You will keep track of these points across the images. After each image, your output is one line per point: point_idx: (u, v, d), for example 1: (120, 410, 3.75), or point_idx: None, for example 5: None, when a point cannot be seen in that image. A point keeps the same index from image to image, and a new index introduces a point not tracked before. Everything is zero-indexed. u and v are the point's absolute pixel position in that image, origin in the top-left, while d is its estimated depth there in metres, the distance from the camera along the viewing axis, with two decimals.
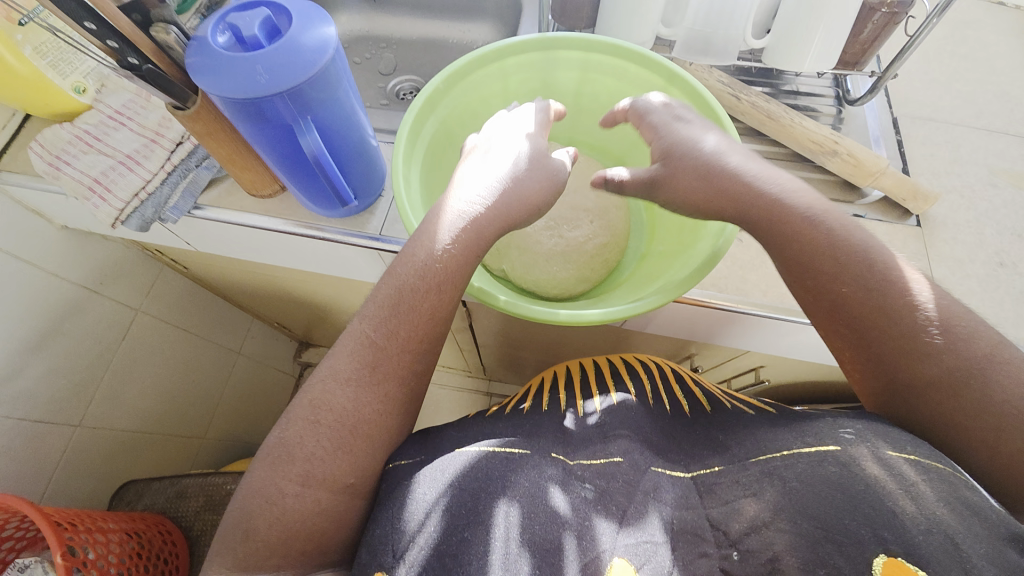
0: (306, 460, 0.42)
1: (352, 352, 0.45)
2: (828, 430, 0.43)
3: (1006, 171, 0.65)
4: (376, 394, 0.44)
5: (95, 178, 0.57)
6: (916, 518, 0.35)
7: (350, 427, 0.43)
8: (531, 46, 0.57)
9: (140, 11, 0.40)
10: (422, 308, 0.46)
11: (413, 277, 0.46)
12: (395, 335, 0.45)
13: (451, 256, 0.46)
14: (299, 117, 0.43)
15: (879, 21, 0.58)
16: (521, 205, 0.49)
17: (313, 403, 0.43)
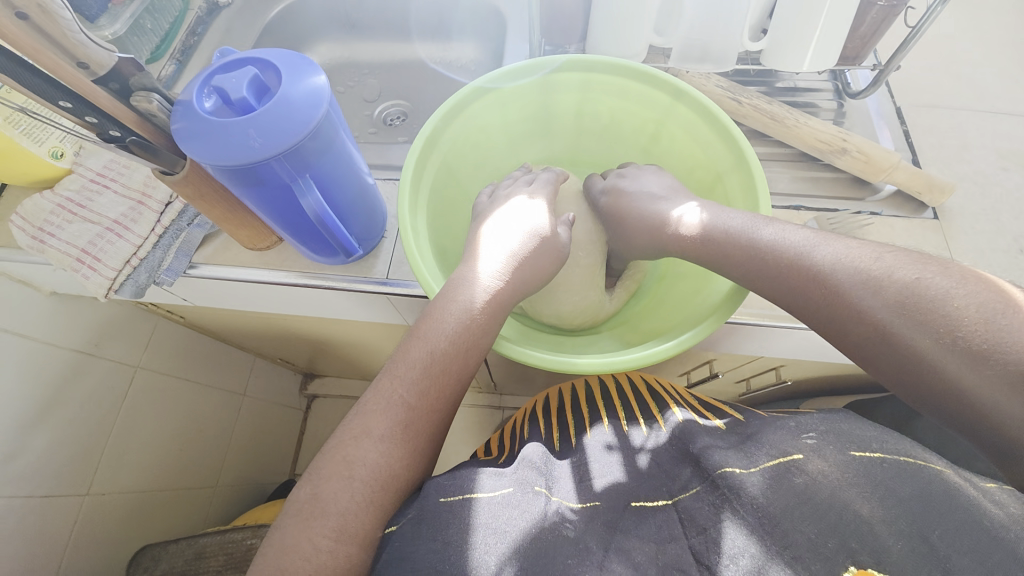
0: (339, 515, 0.39)
1: (385, 408, 0.43)
2: (793, 438, 0.45)
3: (1016, 153, 0.65)
4: (410, 448, 0.43)
5: (82, 248, 0.54)
6: (909, 521, 0.38)
7: (384, 481, 0.41)
8: (528, 73, 0.56)
9: (118, 80, 0.37)
10: (451, 369, 0.45)
11: (447, 330, 0.45)
12: (428, 393, 0.44)
13: (478, 319, 0.46)
14: (296, 176, 0.41)
15: (878, 15, 0.57)
16: (533, 282, 0.51)
17: (346, 456, 0.41)
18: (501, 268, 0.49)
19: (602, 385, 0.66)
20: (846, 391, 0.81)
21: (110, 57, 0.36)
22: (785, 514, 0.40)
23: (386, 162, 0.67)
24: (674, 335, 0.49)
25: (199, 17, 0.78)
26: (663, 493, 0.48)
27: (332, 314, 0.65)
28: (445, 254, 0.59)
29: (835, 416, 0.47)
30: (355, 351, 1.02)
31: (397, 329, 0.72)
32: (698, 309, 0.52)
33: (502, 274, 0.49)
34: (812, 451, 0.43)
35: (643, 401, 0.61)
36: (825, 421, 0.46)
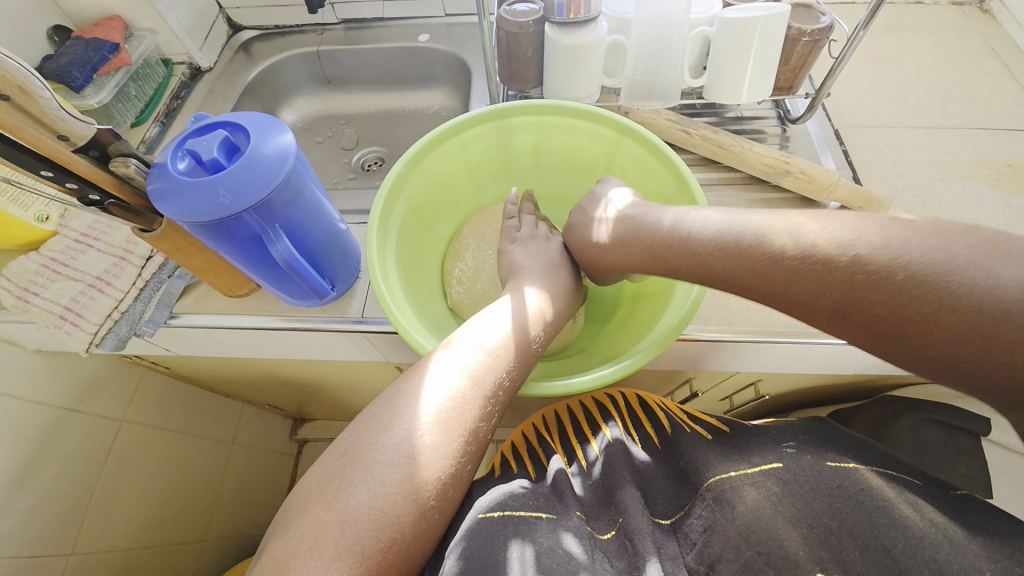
0: (419, 500, 0.38)
1: (470, 402, 0.42)
2: (774, 448, 0.50)
3: (951, 164, 0.69)
4: (459, 467, 0.41)
5: (66, 305, 0.56)
6: (870, 533, 0.42)
7: (446, 476, 0.40)
8: (483, 118, 0.60)
9: (98, 148, 0.40)
10: (521, 372, 0.46)
11: (519, 336, 0.47)
12: (506, 392, 0.44)
13: (538, 332, 0.48)
14: (267, 226, 0.43)
15: (804, 48, 0.62)
16: (536, 351, 0.48)
17: (396, 451, 0.39)
18: (500, 336, 0.46)
19: (598, 401, 0.67)
20: (824, 401, 0.83)
21: (89, 129, 0.39)
22: (769, 507, 0.45)
23: (361, 207, 0.71)
24: (645, 344, 0.51)
25: (183, 82, 0.83)
26: (664, 513, 0.50)
27: (312, 356, 0.66)
28: (418, 293, 0.61)
29: (812, 432, 0.53)
30: (341, 391, 1.02)
31: (379, 366, 0.74)
32: (665, 315, 0.54)
33: (506, 340, 0.46)
34: (791, 462, 0.48)
35: (636, 418, 0.61)
36: (805, 434, 0.52)
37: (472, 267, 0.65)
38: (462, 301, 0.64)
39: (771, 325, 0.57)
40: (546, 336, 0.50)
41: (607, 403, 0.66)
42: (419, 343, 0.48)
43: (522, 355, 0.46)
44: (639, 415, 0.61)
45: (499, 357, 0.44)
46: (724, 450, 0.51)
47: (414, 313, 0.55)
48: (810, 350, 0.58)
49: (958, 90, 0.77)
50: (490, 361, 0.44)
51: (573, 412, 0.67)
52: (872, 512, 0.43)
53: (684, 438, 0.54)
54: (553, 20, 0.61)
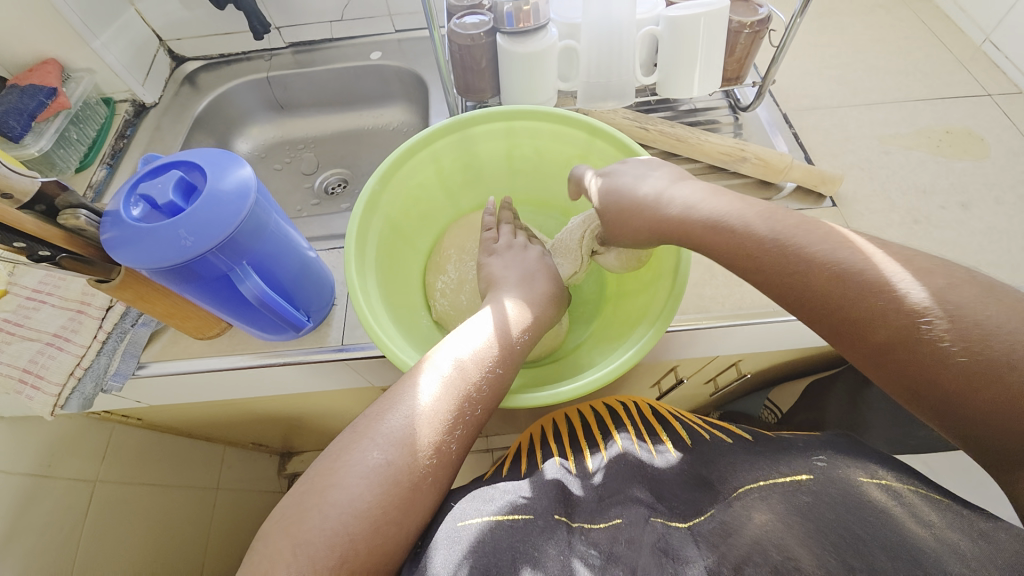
0: (375, 517, 0.37)
1: (433, 417, 0.41)
2: (805, 461, 0.48)
3: (892, 137, 0.73)
4: (422, 488, 0.39)
5: (24, 368, 0.53)
6: (885, 537, 0.39)
7: (409, 494, 0.38)
8: (451, 129, 0.60)
9: (44, 202, 0.39)
10: (494, 387, 0.45)
11: (491, 350, 0.46)
12: (476, 406, 0.43)
13: (511, 344, 0.47)
14: (234, 265, 0.42)
15: (746, 39, 0.64)
16: (510, 364, 0.47)
17: (358, 467, 0.38)
18: (470, 347, 0.45)
19: (609, 410, 0.70)
20: (802, 373, 0.86)
21: (33, 183, 0.38)
22: (780, 527, 0.43)
23: (329, 232, 0.69)
24: (633, 342, 0.52)
25: (127, 120, 0.80)
26: (680, 517, 0.50)
27: (294, 390, 0.64)
28: (400, 310, 0.60)
29: (840, 442, 0.50)
30: (326, 420, 1.00)
31: (365, 392, 0.72)
32: (647, 314, 0.55)
33: (477, 353, 0.45)
34: (819, 473, 0.46)
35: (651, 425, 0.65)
36: (831, 444, 0.50)
37: (455, 278, 0.64)
38: (448, 314, 0.63)
39: (746, 308, 0.59)
40: (521, 349, 0.48)
41: (620, 412, 0.69)
42: (406, 362, 0.48)
43: (498, 365, 0.45)
44: (654, 424, 0.65)
45: (468, 369, 0.44)
46: (748, 457, 0.52)
47: (398, 331, 0.54)
48: (786, 328, 0.60)
49: (894, 66, 0.82)
50: (459, 373, 0.43)
51: (585, 418, 0.71)
52: (888, 523, 0.40)
53: (705, 454, 0.56)
54: (504, 30, 0.62)
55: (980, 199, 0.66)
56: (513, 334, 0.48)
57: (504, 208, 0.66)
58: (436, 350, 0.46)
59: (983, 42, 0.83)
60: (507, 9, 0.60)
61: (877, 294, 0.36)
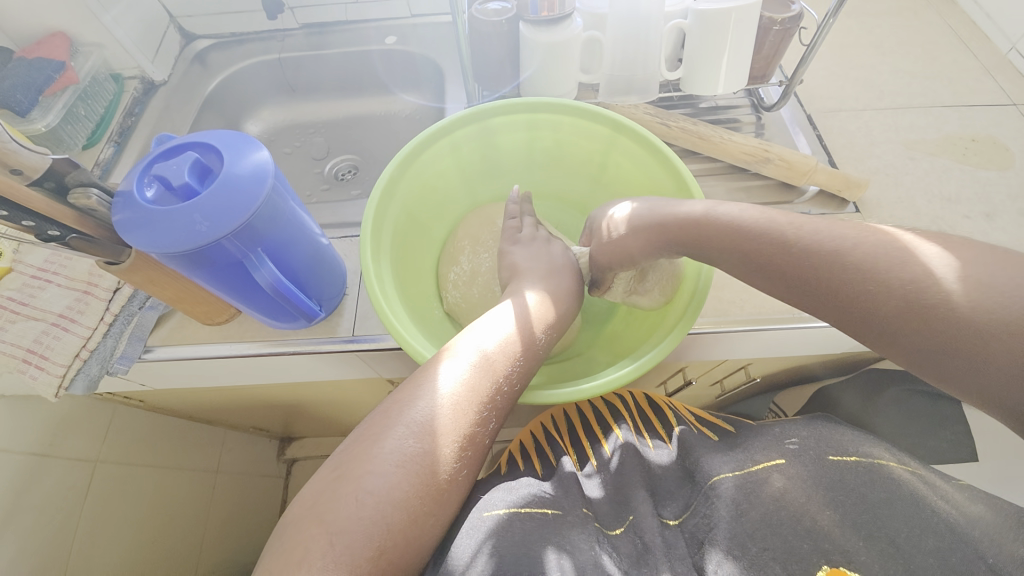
0: (409, 507, 0.36)
1: (462, 408, 0.40)
2: (776, 445, 0.49)
3: (918, 142, 0.71)
4: (454, 478, 0.39)
5: (28, 348, 0.52)
6: (874, 524, 0.42)
7: (440, 486, 0.38)
8: (473, 118, 0.59)
9: (54, 179, 0.37)
10: (520, 377, 0.44)
11: (517, 341, 0.45)
12: (503, 396, 0.42)
13: (536, 337, 0.47)
14: (249, 252, 0.41)
15: (775, 37, 0.62)
16: (535, 355, 0.46)
17: (388, 459, 0.37)
18: (497, 338, 0.44)
19: (608, 403, 0.70)
20: (811, 379, 0.85)
21: (44, 160, 0.36)
22: (796, 492, 0.45)
23: (340, 220, 0.68)
24: (652, 345, 0.51)
25: (136, 97, 0.78)
26: (670, 513, 0.49)
27: (301, 379, 0.64)
28: (412, 299, 0.59)
29: (816, 422, 0.51)
30: (328, 408, 0.99)
31: (371, 383, 0.71)
32: (666, 321, 0.54)
33: (502, 344, 0.44)
34: (794, 457, 0.47)
35: (646, 417, 0.65)
36: (807, 427, 0.50)
37: (469, 271, 0.63)
38: (460, 307, 0.62)
39: (765, 312, 0.58)
40: (546, 343, 0.48)
41: (618, 404, 0.69)
42: (421, 353, 0.47)
43: (524, 356, 0.45)
44: (650, 417, 0.64)
45: (494, 359, 0.43)
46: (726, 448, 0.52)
47: (411, 321, 0.53)
48: (804, 333, 0.59)
49: (919, 70, 0.80)
50: (485, 364, 0.42)
51: (583, 411, 0.70)
52: (883, 503, 0.43)
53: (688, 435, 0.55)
54: (527, 18, 0.60)
55: (1004, 210, 0.65)
56: (538, 326, 0.48)
57: (525, 199, 0.64)
58: (462, 341, 0.44)
59: (1009, 51, 0.81)
60: None
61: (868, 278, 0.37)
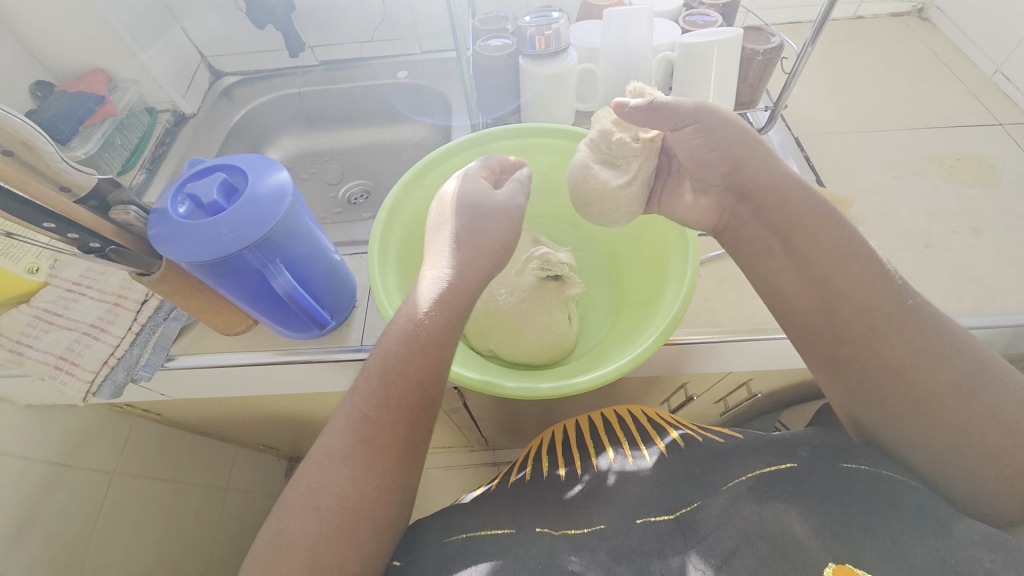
0: (318, 533, 0.38)
1: (345, 428, 0.41)
2: (788, 450, 0.49)
3: (904, 162, 0.74)
4: (363, 487, 0.40)
5: (61, 355, 0.56)
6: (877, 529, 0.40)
7: (351, 509, 0.39)
8: (470, 143, 0.64)
9: (96, 198, 0.43)
10: (408, 373, 0.42)
11: (395, 333, 0.43)
12: (387, 404, 0.42)
13: (431, 320, 0.44)
14: (268, 263, 0.45)
15: (759, 66, 0.67)
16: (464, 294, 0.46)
17: (300, 489, 0.40)
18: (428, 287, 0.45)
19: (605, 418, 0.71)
20: (812, 394, 0.86)
21: (90, 179, 0.42)
22: (779, 508, 0.44)
23: (352, 238, 0.72)
24: (639, 342, 0.53)
25: (167, 129, 0.86)
26: (665, 510, 0.51)
27: (311, 389, 0.66)
28: None
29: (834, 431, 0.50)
30: None
31: None
32: (648, 326, 0.55)
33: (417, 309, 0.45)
34: (806, 463, 0.47)
35: (644, 432, 0.65)
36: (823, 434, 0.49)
37: None
38: (462, 317, 0.64)
39: (755, 323, 0.60)
40: (454, 321, 0.45)
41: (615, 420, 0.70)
42: None
43: (437, 311, 0.44)
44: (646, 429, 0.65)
45: (398, 325, 0.44)
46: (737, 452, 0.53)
47: None
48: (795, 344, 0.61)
49: (904, 94, 0.84)
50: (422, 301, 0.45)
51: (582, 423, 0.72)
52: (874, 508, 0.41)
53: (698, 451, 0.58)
54: (527, 52, 0.65)
55: (991, 225, 0.67)
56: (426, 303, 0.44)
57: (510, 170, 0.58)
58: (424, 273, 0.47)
59: (994, 73, 0.85)
60: (530, 33, 0.63)
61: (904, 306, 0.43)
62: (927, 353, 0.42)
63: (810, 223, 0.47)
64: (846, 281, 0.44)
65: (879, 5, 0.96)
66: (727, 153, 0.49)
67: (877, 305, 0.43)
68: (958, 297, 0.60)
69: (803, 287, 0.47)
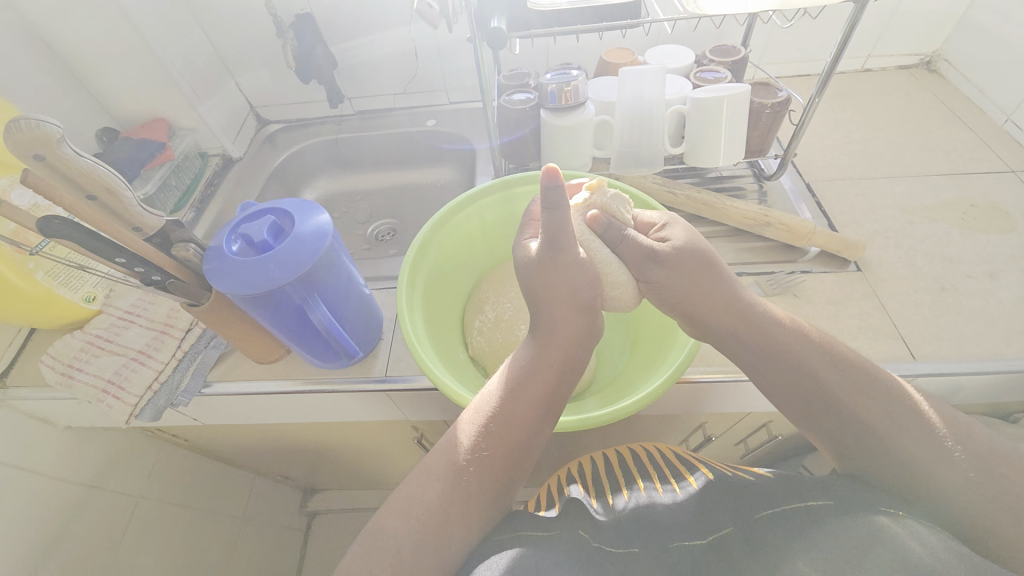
0: (402, 541, 0.41)
1: (445, 450, 0.46)
2: (820, 490, 0.43)
3: (916, 208, 0.76)
4: (449, 506, 0.43)
5: (108, 379, 0.60)
6: (865, 553, 0.35)
7: (436, 522, 0.42)
8: (493, 188, 0.69)
9: (161, 236, 0.47)
10: (511, 414, 0.47)
11: (502, 377, 0.49)
12: (488, 436, 0.46)
13: (530, 369, 0.49)
14: (307, 297, 0.49)
15: (768, 117, 0.71)
16: (558, 350, 0.51)
17: (395, 499, 0.44)
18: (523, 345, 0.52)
19: (634, 457, 0.71)
20: None
21: (159, 220, 0.47)
22: (785, 540, 0.40)
23: (380, 274, 0.76)
24: (654, 378, 0.54)
25: (216, 171, 0.93)
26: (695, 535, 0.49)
27: (335, 418, 0.69)
28: (440, 343, 0.64)
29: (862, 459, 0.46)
30: (352, 457, 1.02)
31: (397, 427, 0.75)
32: (663, 362, 0.56)
33: (516, 360, 0.50)
34: (836, 500, 0.41)
35: (672, 469, 0.65)
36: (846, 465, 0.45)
37: (492, 318, 0.67)
38: (483, 350, 0.66)
39: None
40: (552, 374, 0.49)
41: (643, 459, 0.70)
42: (444, 385, 0.52)
43: (533, 362, 0.49)
44: (677, 466, 0.65)
45: (501, 375, 0.50)
46: (768, 484, 0.49)
47: (438, 358, 0.58)
48: None
49: (914, 142, 0.86)
50: (504, 370, 0.50)
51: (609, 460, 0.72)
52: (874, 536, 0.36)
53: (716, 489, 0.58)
54: (548, 106, 0.70)
55: (1008, 269, 0.67)
56: (525, 353, 0.50)
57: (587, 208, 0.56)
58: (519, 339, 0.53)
59: (1003, 123, 0.87)
60: (551, 89, 0.68)
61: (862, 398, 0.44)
62: (902, 417, 0.43)
63: (761, 337, 0.49)
64: (812, 381, 0.46)
65: (887, 60, 1.00)
66: (688, 268, 0.50)
67: (852, 400, 0.45)
68: (976, 341, 0.60)
69: (793, 400, 0.47)
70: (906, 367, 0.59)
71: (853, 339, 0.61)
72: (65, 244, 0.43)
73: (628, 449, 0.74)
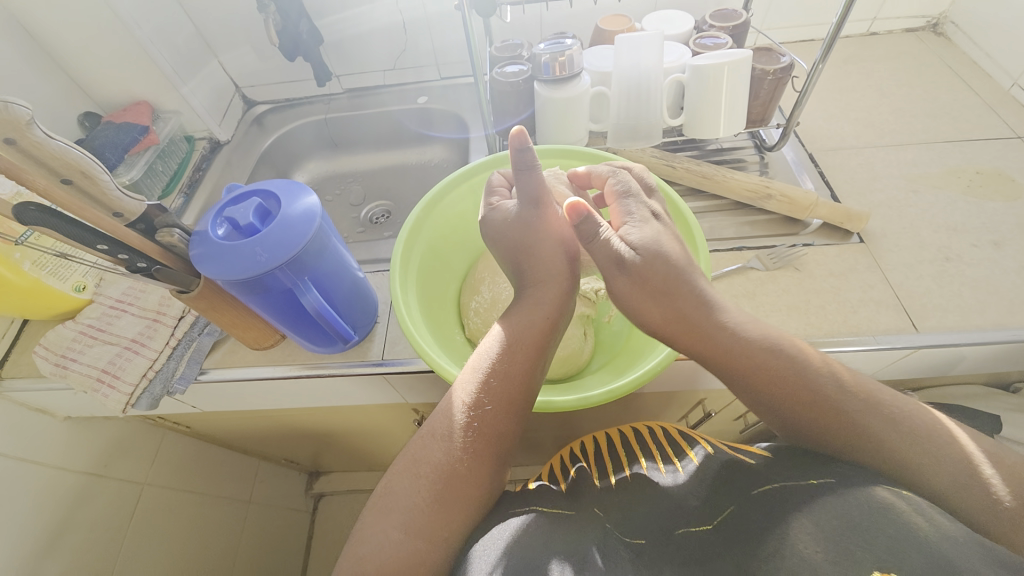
0: (413, 502, 0.42)
1: (446, 411, 0.46)
2: (816, 464, 0.43)
3: (921, 176, 0.74)
4: (455, 466, 0.43)
5: (102, 368, 0.60)
6: (873, 539, 0.35)
7: (444, 483, 0.43)
8: (486, 165, 0.67)
9: (145, 222, 0.46)
10: (509, 370, 0.46)
11: (497, 333, 0.48)
12: (487, 394, 0.45)
13: (525, 325, 0.48)
14: (298, 281, 0.48)
15: (770, 85, 0.68)
16: (553, 302, 0.50)
17: (402, 462, 0.44)
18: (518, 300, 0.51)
19: (635, 433, 0.71)
20: None
21: (140, 205, 0.45)
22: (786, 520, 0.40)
23: (374, 256, 0.75)
24: (653, 355, 0.53)
25: (203, 155, 0.91)
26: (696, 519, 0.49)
27: (334, 402, 0.68)
28: (437, 325, 0.64)
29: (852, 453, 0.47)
30: (354, 440, 1.03)
31: (396, 410, 0.75)
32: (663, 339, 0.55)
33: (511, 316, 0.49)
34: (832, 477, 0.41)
35: (673, 445, 0.64)
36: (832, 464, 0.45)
37: (489, 299, 0.66)
38: (480, 332, 0.65)
39: None
40: (548, 328, 0.49)
41: (644, 434, 0.69)
42: (440, 366, 0.51)
43: (529, 318, 0.49)
44: (678, 442, 0.64)
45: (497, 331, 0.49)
46: (766, 460, 0.48)
47: (434, 341, 0.57)
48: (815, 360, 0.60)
49: (920, 109, 0.84)
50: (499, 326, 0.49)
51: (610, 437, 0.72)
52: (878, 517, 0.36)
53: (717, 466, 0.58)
54: (542, 78, 0.67)
55: (1014, 238, 0.66)
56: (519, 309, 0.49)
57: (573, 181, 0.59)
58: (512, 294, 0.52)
59: (1013, 86, 0.84)
60: (544, 60, 0.66)
61: (857, 427, 0.43)
62: (894, 439, 0.42)
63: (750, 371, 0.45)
64: (803, 411, 0.44)
65: (893, 22, 0.96)
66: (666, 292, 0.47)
67: (848, 430, 0.43)
68: (980, 311, 0.60)
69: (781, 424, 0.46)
70: (909, 339, 0.58)
71: (856, 312, 0.60)
72: (47, 232, 0.42)
73: (630, 426, 0.73)
